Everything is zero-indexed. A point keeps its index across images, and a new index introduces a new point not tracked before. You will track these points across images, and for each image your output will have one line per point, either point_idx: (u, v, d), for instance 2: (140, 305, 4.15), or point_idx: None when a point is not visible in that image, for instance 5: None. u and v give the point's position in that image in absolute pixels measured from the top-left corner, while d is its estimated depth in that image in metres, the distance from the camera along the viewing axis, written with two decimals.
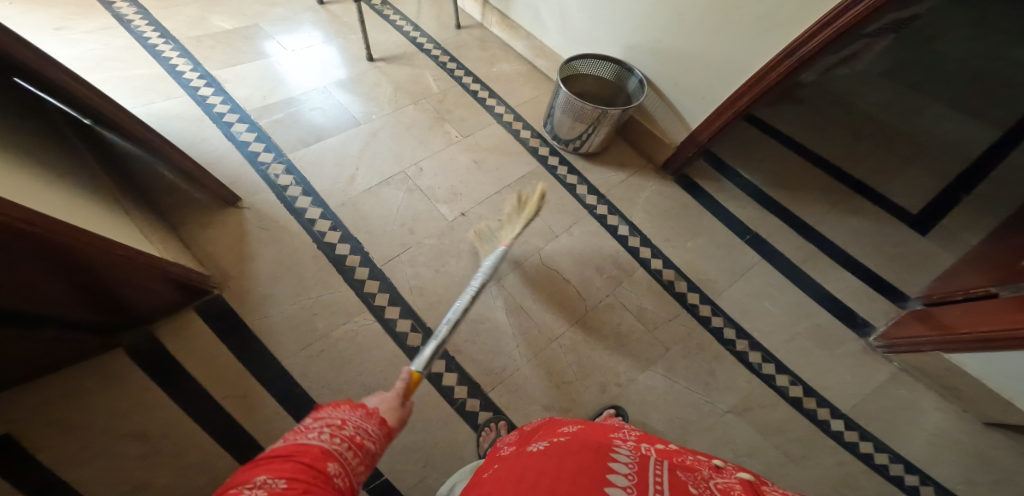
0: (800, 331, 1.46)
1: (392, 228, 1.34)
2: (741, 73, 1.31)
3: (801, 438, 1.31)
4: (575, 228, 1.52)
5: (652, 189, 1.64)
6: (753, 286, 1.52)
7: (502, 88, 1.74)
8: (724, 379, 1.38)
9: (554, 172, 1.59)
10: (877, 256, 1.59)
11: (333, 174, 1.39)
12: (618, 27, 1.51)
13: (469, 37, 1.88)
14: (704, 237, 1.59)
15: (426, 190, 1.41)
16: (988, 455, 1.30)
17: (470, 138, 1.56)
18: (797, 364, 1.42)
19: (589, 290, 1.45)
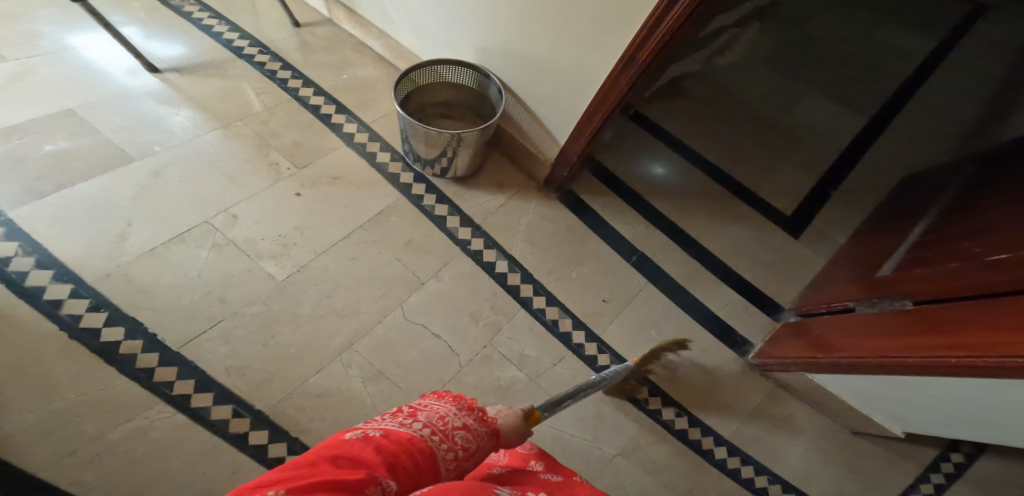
0: (685, 356, 1.34)
1: (195, 298, 1.13)
2: (591, 83, 1.15)
3: (685, 473, 1.21)
4: (447, 270, 1.32)
5: (533, 214, 1.44)
6: (640, 313, 1.38)
7: (352, 100, 1.48)
8: (613, 420, 1.25)
9: (420, 204, 1.37)
10: (765, 266, 1.44)
11: (91, 234, 1.13)
12: (465, 27, 1.30)
13: (313, 37, 1.60)
14: (590, 261, 1.42)
15: (241, 244, 1.20)
16: (859, 464, 1.26)
17: (302, 171, 1.33)
18: (683, 394, 1.30)
19: (463, 344, 1.25)
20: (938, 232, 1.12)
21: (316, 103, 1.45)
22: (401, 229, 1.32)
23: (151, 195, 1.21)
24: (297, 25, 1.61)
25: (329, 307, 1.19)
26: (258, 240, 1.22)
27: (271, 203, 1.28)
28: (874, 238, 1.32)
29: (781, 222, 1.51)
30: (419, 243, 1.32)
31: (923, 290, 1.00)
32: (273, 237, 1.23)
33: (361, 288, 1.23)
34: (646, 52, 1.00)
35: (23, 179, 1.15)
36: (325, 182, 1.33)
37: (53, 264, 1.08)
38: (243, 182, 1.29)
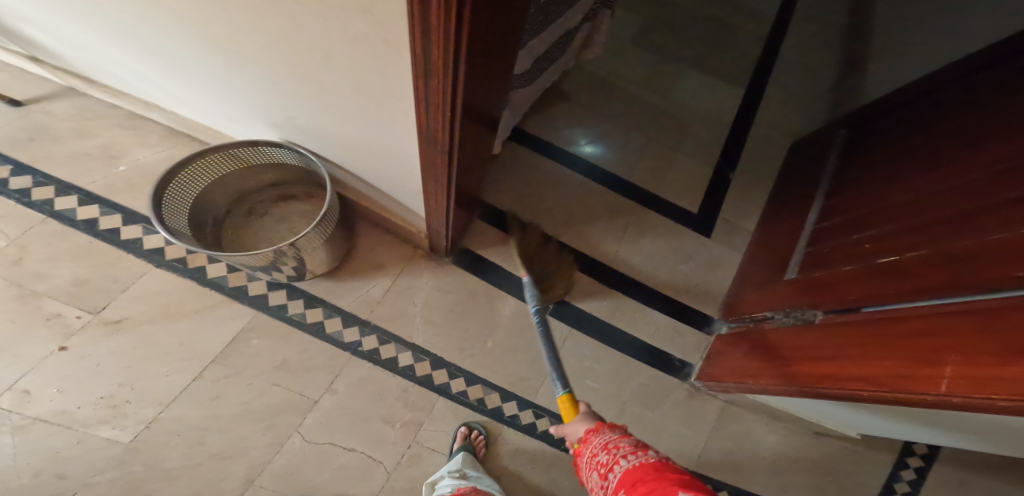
0: (627, 398, 1.20)
1: (23, 483, 0.86)
2: (410, 159, 0.81)
3: None
4: (340, 381, 1.09)
5: (427, 287, 1.21)
6: (568, 366, 1.21)
7: (142, 198, 1.07)
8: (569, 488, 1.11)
9: (285, 314, 1.10)
10: (684, 274, 1.34)
11: None
12: (235, 105, 0.90)
13: (52, 118, 1.11)
14: (500, 318, 1.22)
15: (56, 414, 0.90)
16: (836, 467, 1.19)
17: (104, 314, 0.97)
18: (637, 435, 1.17)
19: (383, 450, 1.05)
20: (839, 218, 1.02)
21: (86, 215, 1.02)
22: (270, 350, 1.06)
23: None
24: (18, 104, 1.10)
25: (204, 455, 0.95)
26: (74, 409, 0.91)
27: (74, 365, 0.93)
28: (784, 223, 1.23)
29: (688, 219, 1.41)
30: (297, 360, 1.07)
31: (826, 298, 0.88)
32: (94, 401, 0.92)
33: (240, 425, 0.99)
34: (436, 133, 0.65)
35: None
36: (141, 321, 0.99)
37: None
38: (28, 342, 0.93)
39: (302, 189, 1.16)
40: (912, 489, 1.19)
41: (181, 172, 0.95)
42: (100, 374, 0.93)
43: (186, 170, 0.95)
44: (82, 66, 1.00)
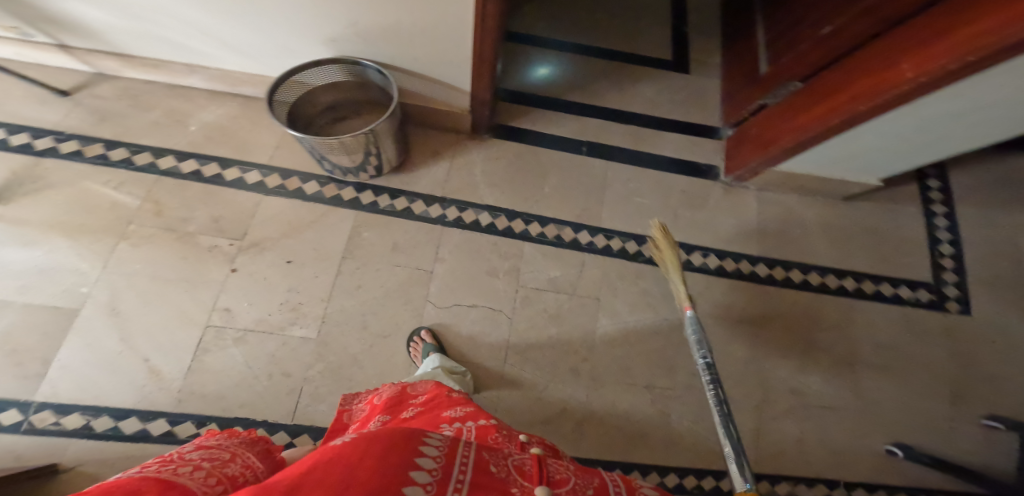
0: (675, 207, 1.42)
1: (263, 387, 1.05)
2: (462, 27, 1.03)
3: (742, 298, 1.35)
4: (445, 249, 1.22)
5: (480, 164, 1.36)
6: (617, 193, 1.39)
7: (228, 148, 1.22)
8: (661, 291, 1.27)
9: (379, 208, 1.24)
10: (680, 106, 1.58)
11: (120, 377, 0.99)
12: (286, 27, 1.07)
13: (105, 100, 1.21)
14: (550, 171, 1.38)
15: (262, 324, 1.08)
16: (846, 214, 1.52)
17: (249, 239, 1.14)
18: (694, 234, 1.39)
19: (500, 298, 1.20)
20: (778, 23, 1.36)
21: (190, 168, 1.17)
22: (379, 239, 1.20)
23: (136, 323, 1.02)
24: (64, 93, 1.19)
25: (372, 336, 1.13)
26: (268, 317, 1.09)
27: (250, 282, 1.10)
28: (744, 44, 1.51)
29: (669, 62, 1.64)
30: (403, 242, 1.21)
31: (798, 69, 1.21)
32: (278, 307, 1.10)
33: (387, 305, 1.16)
34: None
35: (2, 372, 0.96)
36: (278, 239, 1.15)
37: (128, 410, 0.97)
38: (199, 277, 1.08)
39: (348, 107, 1.31)
40: (956, 252, 1.51)
41: (281, 88, 1.13)
42: (278, 284, 1.12)
43: (286, 85, 1.13)
44: (122, 37, 1.13)
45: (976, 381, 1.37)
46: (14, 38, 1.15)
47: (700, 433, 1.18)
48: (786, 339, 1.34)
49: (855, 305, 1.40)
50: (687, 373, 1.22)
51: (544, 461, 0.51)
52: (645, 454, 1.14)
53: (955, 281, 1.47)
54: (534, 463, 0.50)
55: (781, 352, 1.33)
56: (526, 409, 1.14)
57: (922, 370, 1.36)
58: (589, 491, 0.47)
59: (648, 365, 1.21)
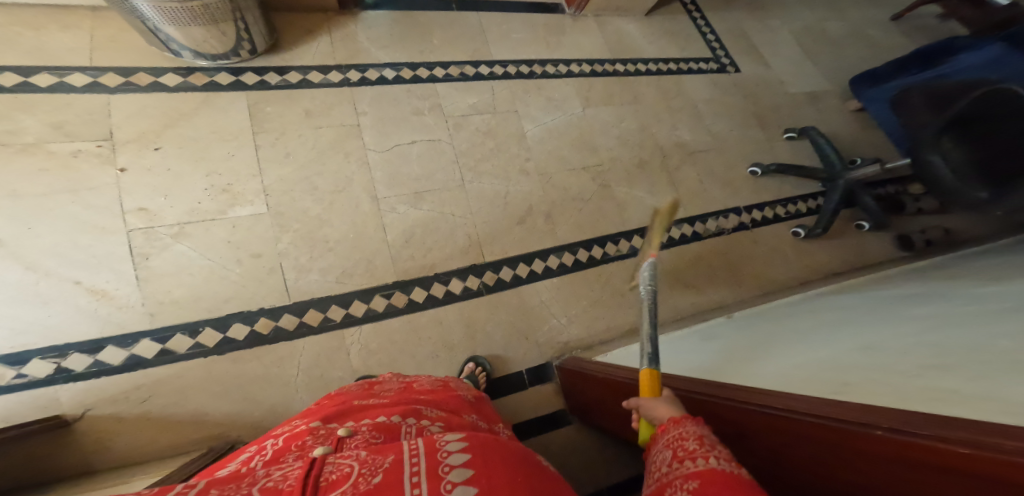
0: (542, 35, 1.57)
1: (236, 274, 0.93)
2: None
3: (622, 90, 1.58)
4: (362, 105, 1.21)
5: (359, 32, 1.33)
6: (493, 32, 1.50)
7: (19, 54, 0.98)
8: (556, 95, 1.46)
9: (271, 85, 1.15)
10: None
11: (56, 309, 0.82)
12: None
13: None
14: (430, 26, 1.42)
15: (194, 214, 0.95)
16: (660, 21, 1.89)
17: (119, 137, 0.96)
18: (566, 51, 1.57)
19: (433, 130, 1.25)
20: None
21: None
22: (287, 111, 1.13)
23: (26, 248, 0.84)
24: None
25: (326, 194, 1.07)
26: (199, 206, 0.95)
27: (161, 175, 0.96)
28: None
29: None
30: (316, 107, 1.16)
31: None
32: (206, 193, 0.97)
33: (325, 165, 1.10)
34: None
35: None
36: (161, 132, 1.00)
37: (99, 341, 0.82)
38: (91, 185, 0.91)
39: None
40: (716, 38, 2.00)
41: None
42: (193, 172, 0.98)
43: None
44: None
45: (769, 113, 1.88)
46: None
47: (629, 193, 1.42)
48: (660, 111, 1.62)
49: (686, 79, 1.76)
50: (606, 150, 1.45)
51: (322, 462, 0.43)
52: (603, 223, 1.36)
53: (724, 54, 1.97)
54: (305, 471, 0.41)
55: (662, 123, 1.59)
56: (496, 216, 1.23)
57: (741, 114, 1.80)
58: (374, 481, 0.41)
59: (575, 150, 1.40)
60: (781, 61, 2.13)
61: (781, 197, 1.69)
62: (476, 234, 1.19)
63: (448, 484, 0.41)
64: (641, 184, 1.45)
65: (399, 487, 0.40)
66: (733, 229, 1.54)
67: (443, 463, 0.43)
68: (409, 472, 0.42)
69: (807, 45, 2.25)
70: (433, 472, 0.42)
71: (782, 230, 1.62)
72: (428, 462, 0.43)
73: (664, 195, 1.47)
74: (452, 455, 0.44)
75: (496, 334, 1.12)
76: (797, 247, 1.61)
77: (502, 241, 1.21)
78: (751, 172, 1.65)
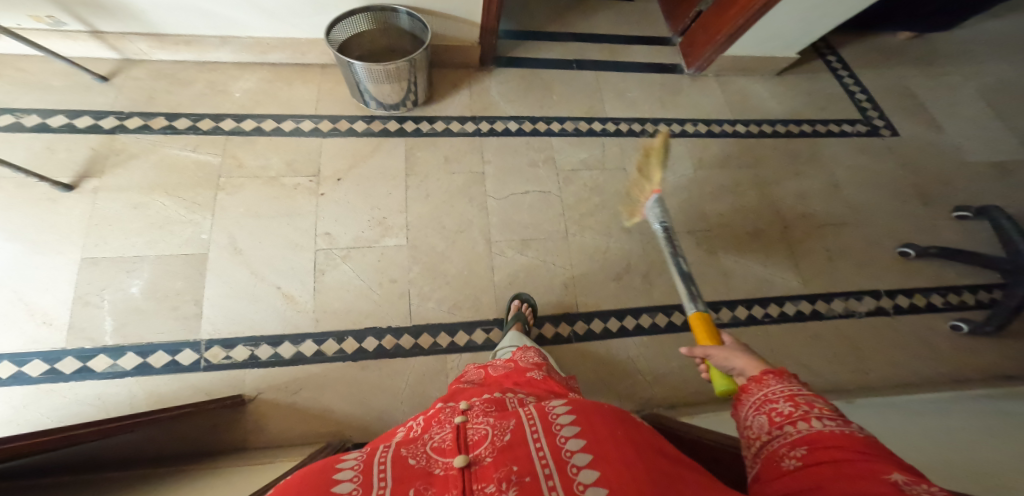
0: (663, 94, 1.63)
1: (375, 294, 1.12)
2: None
3: (744, 152, 1.56)
4: (488, 155, 1.37)
5: (494, 85, 1.51)
6: (615, 90, 1.60)
7: (257, 106, 1.31)
8: (671, 155, 1.49)
9: (421, 133, 1.37)
10: (642, 22, 1.82)
11: (263, 308, 1.04)
12: None
13: (143, 81, 1.28)
14: (558, 83, 1.57)
15: (362, 241, 1.16)
16: (799, 78, 1.81)
17: (324, 174, 1.22)
18: (680, 110, 1.60)
19: (546, 182, 1.37)
20: None
21: (231, 126, 1.25)
22: (431, 156, 1.33)
23: (253, 256, 1.08)
24: (105, 79, 1.25)
25: (452, 233, 1.24)
26: (362, 234, 1.17)
27: (335, 205, 1.19)
28: None
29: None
30: (452, 154, 1.34)
31: None
32: (368, 224, 1.19)
33: (455, 206, 1.28)
34: None
35: (159, 317, 0.97)
36: (348, 171, 1.24)
37: (282, 337, 1.02)
38: (289, 209, 1.15)
39: (385, 51, 1.46)
40: (868, 97, 1.84)
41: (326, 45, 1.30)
42: (356, 203, 1.20)
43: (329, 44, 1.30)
44: (159, 12, 1.23)
45: (931, 184, 1.66)
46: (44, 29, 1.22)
47: (740, 261, 1.39)
48: (790, 175, 1.55)
49: (826, 142, 1.65)
50: (720, 214, 1.44)
51: (464, 428, 0.53)
52: (707, 287, 1.35)
53: (879, 115, 1.79)
54: (453, 437, 0.52)
55: (786, 189, 1.52)
56: (597, 269, 1.30)
57: (893, 183, 1.62)
58: (506, 439, 0.50)
59: (681, 211, 1.42)
60: (957, 122, 1.85)
61: (937, 283, 1.48)
62: (576, 283, 1.27)
63: (563, 440, 0.48)
64: (755, 253, 1.41)
65: (524, 445, 0.48)
66: (868, 312, 1.40)
67: (554, 423, 0.51)
68: (529, 432, 0.50)
69: (1000, 103, 1.91)
70: (548, 431, 0.50)
71: (932, 321, 1.42)
72: (542, 424, 0.51)
73: (782, 266, 1.41)
74: (560, 416, 0.51)
75: (586, 383, 1.17)
76: (955, 344, 1.39)
77: (598, 294, 1.27)
78: (901, 252, 1.49)
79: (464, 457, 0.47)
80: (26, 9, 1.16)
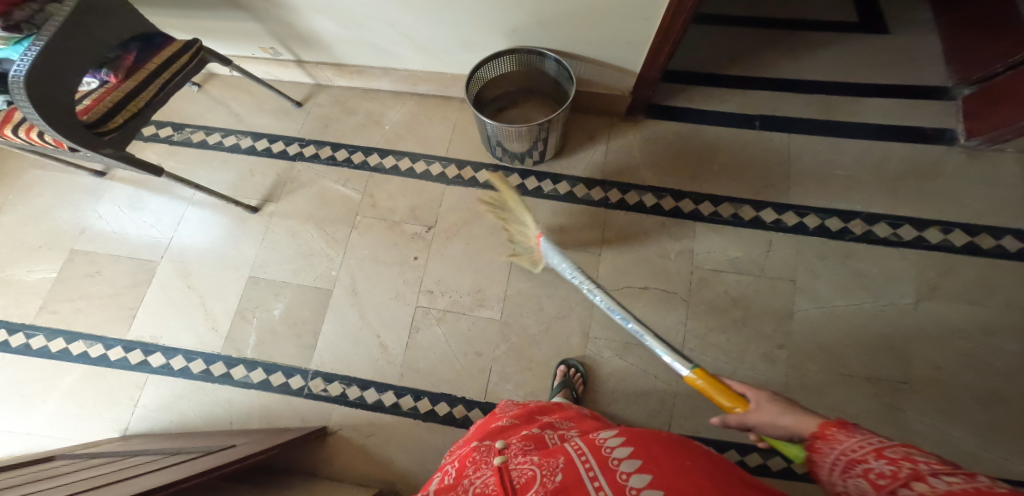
0: (891, 175, 1.34)
1: (459, 362, 1.19)
2: (647, 15, 1.08)
3: (974, 275, 1.23)
4: (610, 233, 1.29)
5: (636, 143, 1.37)
6: (809, 167, 1.36)
7: (403, 145, 1.40)
8: (871, 269, 1.27)
9: (543, 193, 1.32)
10: (868, 70, 1.46)
11: (363, 349, 1.21)
12: (485, 22, 1.19)
13: (323, 108, 1.49)
14: (720, 151, 1.37)
15: (456, 306, 1.23)
16: None
17: (439, 226, 1.30)
18: (902, 207, 1.31)
19: (670, 279, 1.26)
20: None
21: (376, 162, 1.37)
22: (547, 224, 1.29)
23: (367, 300, 1.25)
24: (298, 104, 1.47)
25: (548, 317, 1.22)
26: (460, 298, 1.24)
27: (444, 265, 1.27)
28: None
29: (854, 29, 1.52)
30: (569, 225, 1.29)
31: None
32: (467, 290, 1.25)
33: (559, 287, 1.25)
34: None
35: (289, 341, 1.22)
36: (461, 227, 1.29)
37: (369, 382, 1.18)
38: (403, 263, 1.27)
39: (510, 98, 1.44)
40: None
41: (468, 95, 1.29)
42: (462, 265, 1.27)
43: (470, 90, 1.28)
44: (345, 48, 1.39)
45: None
46: (266, 57, 1.48)
47: (936, 431, 1.12)
48: None
49: None
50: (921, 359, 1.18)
51: (509, 474, 0.51)
52: None
53: None
54: (498, 481, 0.50)
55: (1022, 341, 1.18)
56: None
57: None
58: (557, 479, 0.49)
59: (856, 339, 1.21)
60: None
61: None
62: (670, 402, 1.15)
63: (623, 473, 0.48)
64: (956, 419, 1.13)
65: (580, 481, 0.48)
66: None
67: (611, 456, 0.50)
68: (583, 469, 0.49)
69: None
70: (605, 465, 0.49)
71: None
72: (597, 457, 0.51)
73: (989, 446, 1.10)
74: (616, 449, 0.51)
75: None
76: None
77: (699, 423, 1.13)
78: None
79: None
80: (257, 43, 1.42)
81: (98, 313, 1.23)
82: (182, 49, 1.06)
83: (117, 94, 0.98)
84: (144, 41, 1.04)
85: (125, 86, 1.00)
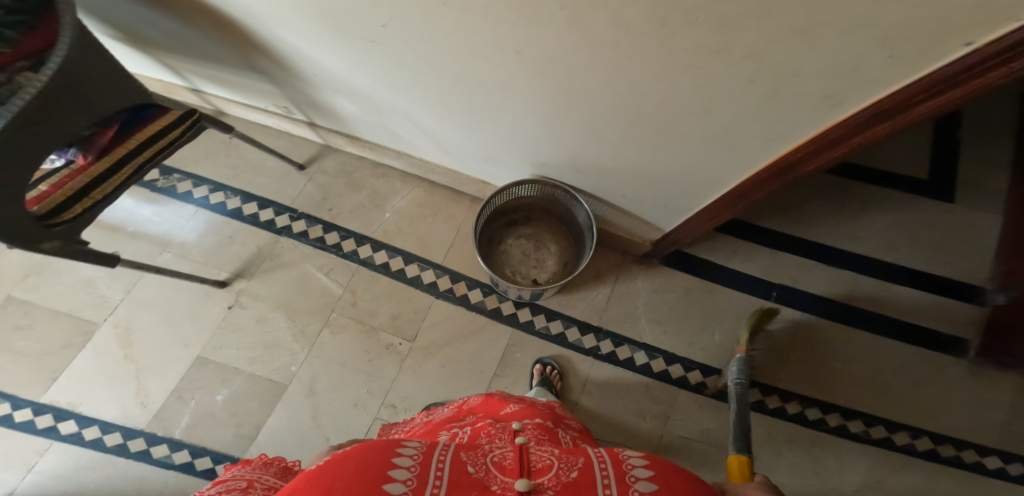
0: (890, 374, 1.29)
1: None
2: (702, 192, 1.02)
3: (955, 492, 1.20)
4: (592, 383, 1.23)
5: (644, 293, 1.32)
6: (814, 351, 1.31)
7: (401, 240, 1.32)
8: (835, 461, 1.22)
9: (534, 329, 1.26)
10: (910, 248, 1.37)
11: (306, 452, 1.10)
12: (518, 150, 1.11)
13: (326, 177, 1.39)
14: (724, 316, 1.32)
15: None
16: None
17: (418, 341, 1.22)
18: (894, 410, 1.26)
19: (640, 442, 1.19)
20: None
21: (367, 254, 1.29)
22: (531, 360, 1.23)
23: (324, 403, 1.15)
24: (301, 167, 1.38)
25: None
26: None
27: (416, 381, 1.18)
28: None
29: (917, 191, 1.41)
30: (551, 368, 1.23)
31: None
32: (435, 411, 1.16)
33: None
34: (813, 166, 0.80)
35: (224, 428, 1.11)
36: (441, 347, 1.22)
37: None
38: (371, 372, 1.18)
39: (522, 214, 1.35)
40: None
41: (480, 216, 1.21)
42: (436, 385, 1.18)
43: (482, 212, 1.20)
44: (360, 126, 1.27)
45: None
46: (279, 113, 1.38)
47: None
48: None
49: None
50: None
51: (526, 451, 0.46)
52: None
53: None
54: (516, 456, 0.45)
55: None
56: None
57: None
58: (571, 475, 0.41)
59: None
60: None
61: None
62: None
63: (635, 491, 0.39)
64: None
65: (592, 485, 0.40)
66: None
67: (629, 472, 0.41)
68: (598, 474, 0.42)
69: None
70: (620, 477, 0.41)
71: None
72: (615, 469, 0.42)
73: None
74: (636, 467, 0.42)
75: None
76: None
77: None
78: None
79: (526, 481, 0.40)
80: (272, 100, 1.31)
81: (17, 372, 1.11)
82: (178, 116, 0.97)
83: (88, 175, 0.89)
84: (133, 111, 0.95)
85: (96, 166, 0.90)
